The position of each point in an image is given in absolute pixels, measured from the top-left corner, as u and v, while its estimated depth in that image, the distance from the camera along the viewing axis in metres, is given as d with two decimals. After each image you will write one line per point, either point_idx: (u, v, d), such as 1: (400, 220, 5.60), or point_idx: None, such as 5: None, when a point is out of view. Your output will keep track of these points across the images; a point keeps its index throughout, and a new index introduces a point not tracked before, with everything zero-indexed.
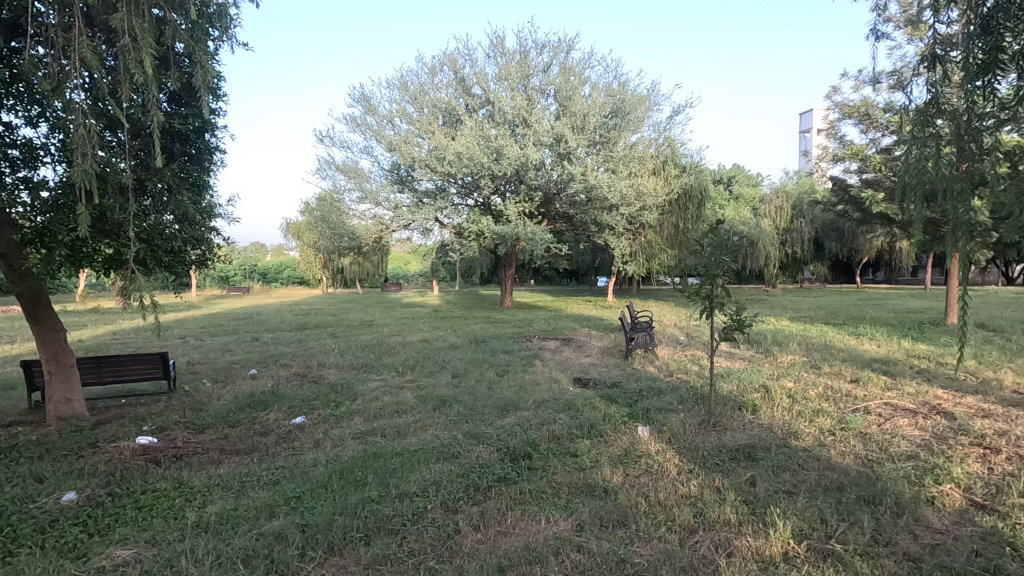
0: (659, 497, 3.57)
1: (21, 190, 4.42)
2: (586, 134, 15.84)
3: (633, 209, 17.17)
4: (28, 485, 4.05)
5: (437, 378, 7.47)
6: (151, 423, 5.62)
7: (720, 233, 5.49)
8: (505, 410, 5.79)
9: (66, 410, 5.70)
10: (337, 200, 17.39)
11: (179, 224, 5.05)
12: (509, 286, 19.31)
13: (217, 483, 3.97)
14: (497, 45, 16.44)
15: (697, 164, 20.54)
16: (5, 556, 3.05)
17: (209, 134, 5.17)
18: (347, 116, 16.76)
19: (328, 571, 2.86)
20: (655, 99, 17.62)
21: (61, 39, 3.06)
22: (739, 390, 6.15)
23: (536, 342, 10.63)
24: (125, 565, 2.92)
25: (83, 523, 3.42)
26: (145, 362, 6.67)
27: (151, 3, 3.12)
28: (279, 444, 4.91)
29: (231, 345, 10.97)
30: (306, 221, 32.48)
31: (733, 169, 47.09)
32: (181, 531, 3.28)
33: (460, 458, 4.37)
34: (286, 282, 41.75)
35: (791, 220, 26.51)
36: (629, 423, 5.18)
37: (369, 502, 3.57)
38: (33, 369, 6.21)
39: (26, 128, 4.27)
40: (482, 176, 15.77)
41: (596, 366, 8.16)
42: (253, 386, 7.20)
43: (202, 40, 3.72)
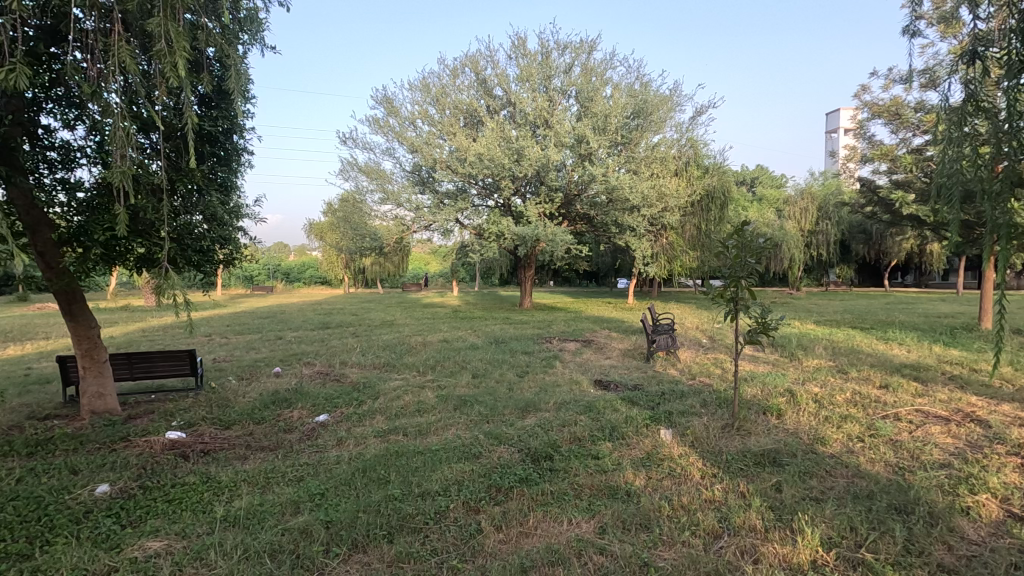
0: (682, 500, 3.54)
1: (59, 190, 4.57)
2: (607, 135, 15.77)
3: (655, 210, 17.02)
4: (64, 477, 4.17)
5: (457, 378, 7.49)
6: (180, 418, 5.74)
7: (745, 234, 5.40)
8: (526, 410, 5.79)
9: (99, 405, 5.87)
10: (360, 201, 17.59)
11: (207, 224, 5.18)
12: (528, 287, 19.30)
13: (244, 479, 4.04)
14: (519, 46, 16.44)
15: (720, 165, 20.30)
16: (43, 545, 3.14)
17: (238, 136, 5.27)
18: (369, 118, 16.93)
19: (352, 567, 2.88)
20: (679, 99, 17.45)
21: (100, 43, 3.15)
22: (763, 394, 6.05)
23: (556, 343, 10.60)
24: (156, 557, 3.00)
25: (116, 515, 3.51)
26: (174, 359, 6.82)
27: (186, 8, 3.19)
28: (303, 442, 4.98)
29: (256, 343, 11.17)
30: (328, 222, 32.90)
31: (757, 171, 46.44)
32: (209, 524, 3.35)
33: (482, 458, 4.39)
34: (308, 281, 42.39)
35: (816, 221, 26.06)
36: (651, 425, 5.14)
37: (391, 500, 3.59)
38: (67, 364, 6.40)
39: (64, 130, 4.40)
40: (503, 176, 15.78)
41: (616, 368, 8.11)
42: (277, 384, 7.32)
43: (233, 44, 3.79)
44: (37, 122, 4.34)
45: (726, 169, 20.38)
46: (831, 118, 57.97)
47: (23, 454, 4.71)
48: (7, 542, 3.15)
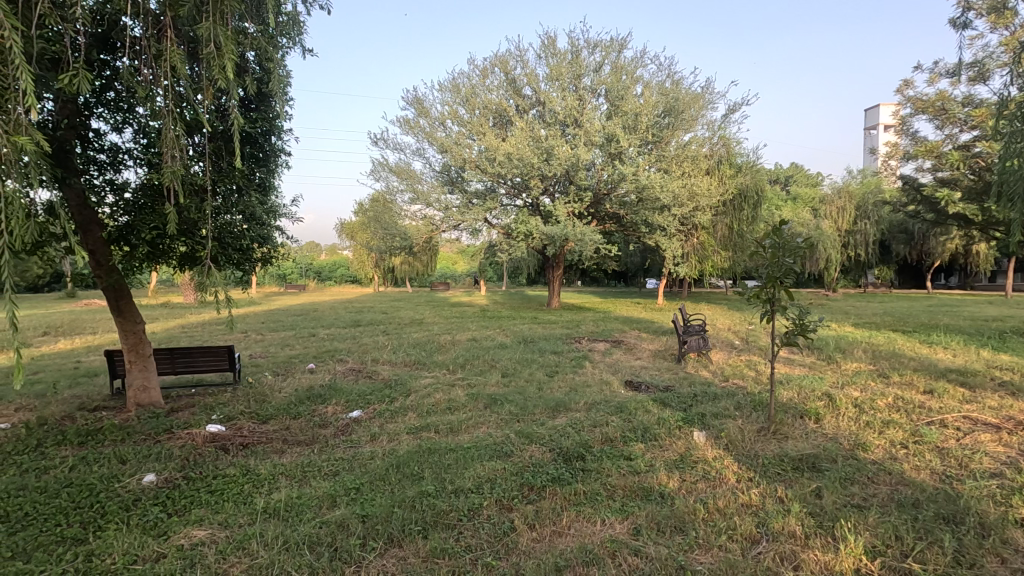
0: (718, 504, 3.49)
1: (107, 191, 4.76)
2: (638, 134, 15.63)
3: (686, 209, 16.72)
4: (113, 466, 4.35)
5: (487, 377, 7.52)
6: (219, 412, 5.92)
7: (782, 233, 5.24)
8: (557, 410, 5.78)
9: (144, 398, 6.09)
10: (390, 201, 17.84)
11: (246, 223, 5.32)
12: (557, 287, 19.24)
13: (282, 472, 4.15)
14: (548, 45, 16.40)
15: (753, 163, 19.93)
16: (96, 530, 3.28)
17: (275, 138, 5.37)
18: (400, 119, 17.15)
19: (389, 562, 2.93)
20: (711, 97, 17.16)
21: (151, 48, 3.25)
22: (800, 398, 5.91)
23: (585, 343, 10.55)
24: (201, 545, 3.10)
25: (162, 503, 3.65)
26: (214, 355, 7.02)
27: (234, 14, 3.28)
28: (337, 437, 5.07)
29: (290, 340, 11.43)
30: (359, 222, 33.42)
31: (791, 170, 45.41)
32: (250, 515, 3.44)
33: (513, 456, 4.39)
34: (339, 280, 43.19)
35: (853, 221, 25.33)
36: (683, 427, 5.07)
37: (425, 496, 3.64)
38: (115, 358, 6.66)
39: (114, 134, 4.57)
40: (533, 176, 15.79)
41: (647, 369, 8.03)
42: (312, 380, 7.47)
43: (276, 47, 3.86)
44: (88, 126, 4.52)
45: (759, 167, 19.98)
46: (871, 113, 56.02)
47: (74, 443, 4.92)
48: (63, 527, 3.32)
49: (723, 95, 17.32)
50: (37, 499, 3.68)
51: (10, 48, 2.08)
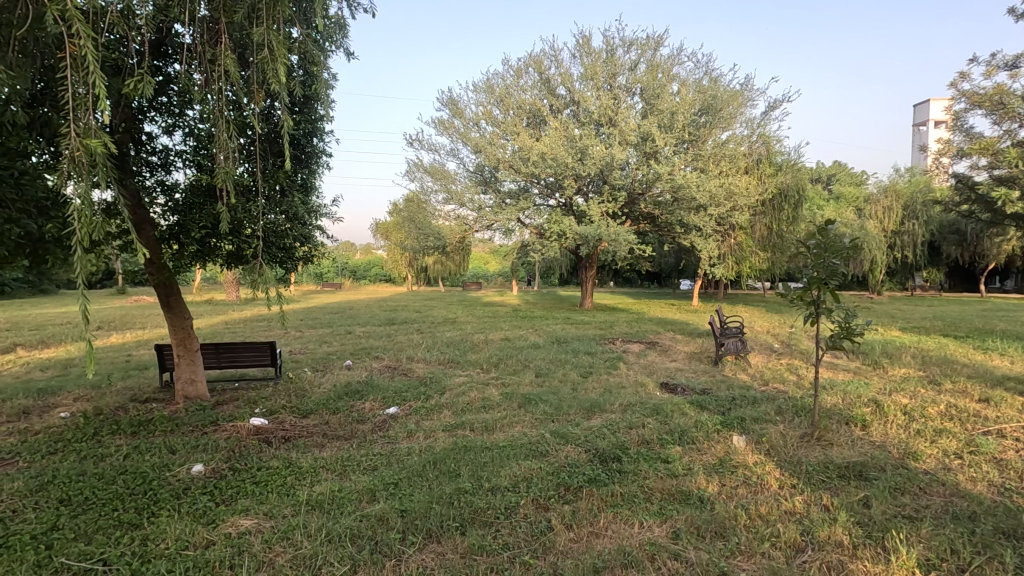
0: (760, 510, 3.41)
1: (159, 192, 4.97)
2: (674, 133, 15.38)
3: (723, 209, 16.36)
4: (164, 455, 4.54)
5: (521, 376, 7.53)
6: (262, 406, 6.09)
7: (829, 233, 5.05)
8: (591, 411, 5.75)
9: (191, 391, 6.32)
10: (424, 201, 18.05)
11: (289, 223, 5.46)
12: (590, 287, 19.11)
13: (323, 465, 4.25)
14: (583, 44, 16.32)
15: (794, 162, 19.39)
16: (150, 516, 3.42)
17: (317, 139, 5.48)
18: (435, 120, 17.36)
19: (428, 556, 2.97)
20: (750, 94, 16.76)
21: (201, 51, 3.30)
22: (846, 404, 5.71)
23: (619, 344, 10.45)
24: (248, 533, 3.20)
25: (210, 492, 3.78)
26: (257, 350, 7.23)
27: (285, 19, 3.32)
28: (375, 432, 5.17)
29: (328, 337, 11.68)
30: (394, 223, 33.95)
31: (833, 169, 44.05)
32: (293, 507, 3.54)
33: (549, 456, 4.39)
34: (374, 279, 43.92)
35: (900, 221, 24.38)
36: (722, 431, 4.97)
37: (462, 493, 3.67)
38: (164, 352, 6.94)
39: (165, 137, 4.77)
40: (567, 176, 15.74)
41: (683, 371, 7.89)
42: (350, 376, 7.62)
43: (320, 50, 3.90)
44: (141, 129, 4.72)
45: (800, 166, 19.41)
46: (919, 109, 53.86)
47: (128, 433, 5.15)
48: (120, 512, 3.48)
49: (763, 92, 16.89)
50: (96, 484, 3.87)
51: (84, 52, 2.17)
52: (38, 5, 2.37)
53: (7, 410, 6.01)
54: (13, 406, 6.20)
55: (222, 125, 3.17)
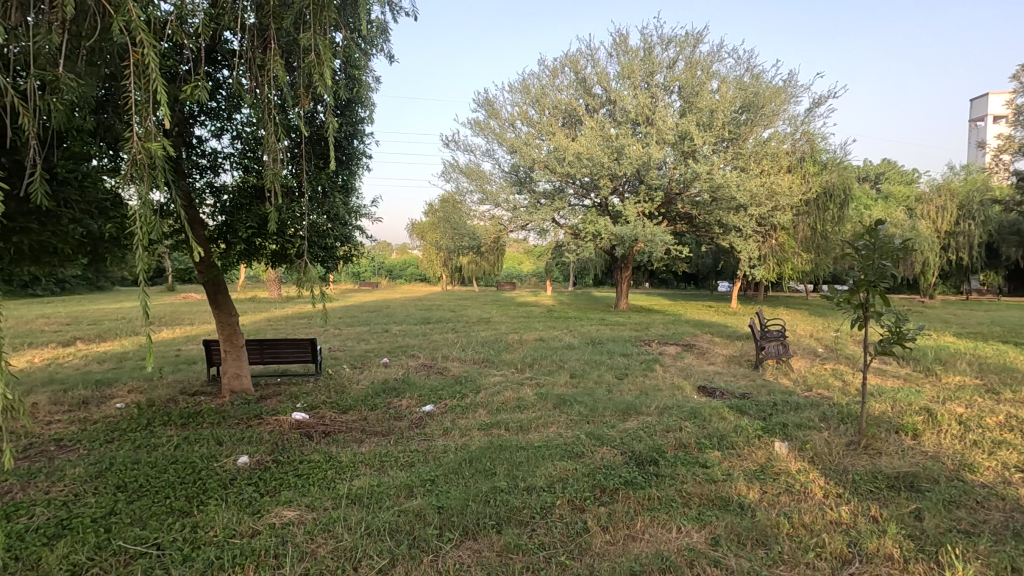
0: (803, 519, 3.31)
1: (208, 194, 5.18)
2: (713, 131, 15.07)
3: (764, 209, 15.93)
4: (212, 446, 4.72)
5: (556, 376, 7.52)
6: (303, 401, 6.27)
7: (879, 234, 4.85)
8: (627, 413, 5.69)
9: (237, 384, 6.56)
10: (460, 201, 18.22)
11: (330, 223, 5.61)
12: (625, 288, 18.90)
13: (362, 460, 4.34)
14: (620, 43, 16.16)
15: (840, 160, 18.71)
16: (199, 505, 3.56)
17: (357, 141, 5.60)
18: (471, 121, 17.51)
19: (465, 553, 3.00)
20: (794, 90, 16.26)
21: (249, 56, 3.39)
22: (895, 412, 5.47)
23: (656, 346, 10.31)
24: (292, 524, 3.31)
25: (255, 483, 3.92)
26: (298, 346, 7.43)
27: (331, 24, 3.39)
28: (411, 429, 5.25)
29: (365, 335, 11.92)
30: (429, 223, 34.37)
31: (881, 168, 42.38)
32: (334, 500, 3.63)
33: (584, 458, 4.37)
34: (409, 278, 44.61)
35: (955, 221, 23.22)
36: (763, 436, 4.84)
37: (498, 492, 3.69)
38: (212, 347, 7.22)
39: (214, 140, 4.96)
40: (603, 176, 15.62)
41: (722, 374, 7.72)
42: (387, 374, 7.76)
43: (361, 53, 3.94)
44: (192, 134, 4.92)
45: (847, 164, 18.73)
46: (978, 104, 51.17)
47: (178, 424, 5.38)
48: (172, 499, 3.64)
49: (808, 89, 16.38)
50: (149, 472, 4.06)
51: (147, 60, 2.27)
52: (105, 16, 2.51)
53: (69, 400, 6.37)
54: (74, 396, 6.56)
55: (271, 128, 3.25)
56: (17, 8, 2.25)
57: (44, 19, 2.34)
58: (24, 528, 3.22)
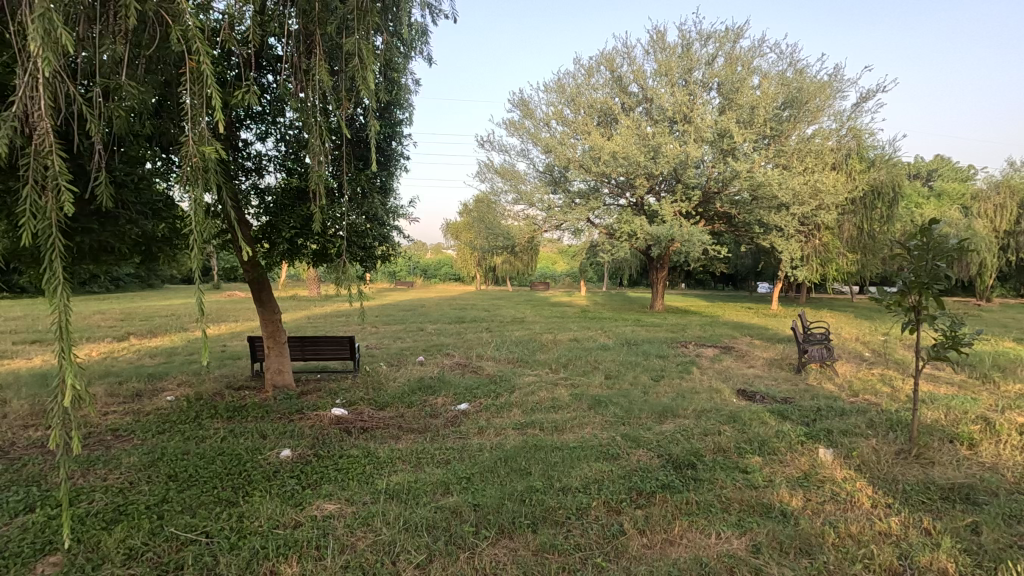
0: (850, 529, 3.19)
1: (252, 195, 5.35)
2: (754, 128, 14.71)
3: (808, 209, 15.43)
4: (256, 439, 4.89)
5: (591, 377, 7.48)
6: (343, 397, 6.42)
7: (932, 234, 4.61)
8: (663, 415, 5.61)
9: (279, 380, 6.76)
10: (495, 201, 18.31)
11: (369, 223, 5.70)
12: (661, 288, 18.63)
13: (399, 456, 4.42)
14: (658, 40, 15.93)
15: (888, 157, 17.97)
16: (244, 496, 3.68)
17: (395, 142, 5.69)
18: (506, 121, 17.57)
19: (500, 551, 3.01)
20: (839, 85, 15.71)
21: (295, 59, 3.47)
22: (949, 420, 5.22)
23: (693, 348, 10.14)
24: (332, 517, 3.39)
25: (298, 476, 4.03)
26: (337, 344, 7.60)
27: (373, 28, 3.45)
28: (447, 427, 5.31)
29: (401, 333, 12.12)
30: (464, 223, 34.68)
31: (933, 165, 40.51)
32: (373, 494, 3.71)
33: (620, 459, 4.33)
34: (444, 278, 45.16)
35: (1015, 220, 21.97)
36: (806, 442, 4.69)
37: (533, 491, 3.69)
38: (256, 342, 7.47)
39: (259, 143, 5.13)
40: (638, 176, 15.44)
41: (762, 378, 7.51)
42: (422, 372, 7.87)
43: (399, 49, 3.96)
44: (238, 137, 5.11)
45: (896, 161, 17.97)
46: None
47: (224, 417, 5.58)
48: (219, 489, 3.79)
49: (854, 83, 15.80)
50: (198, 463, 4.24)
51: (202, 67, 2.35)
52: (164, 26, 2.62)
53: (124, 391, 6.69)
54: (129, 388, 6.90)
55: (315, 132, 3.31)
56: (84, 20, 2.38)
57: (108, 31, 2.45)
58: (85, 512, 3.40)
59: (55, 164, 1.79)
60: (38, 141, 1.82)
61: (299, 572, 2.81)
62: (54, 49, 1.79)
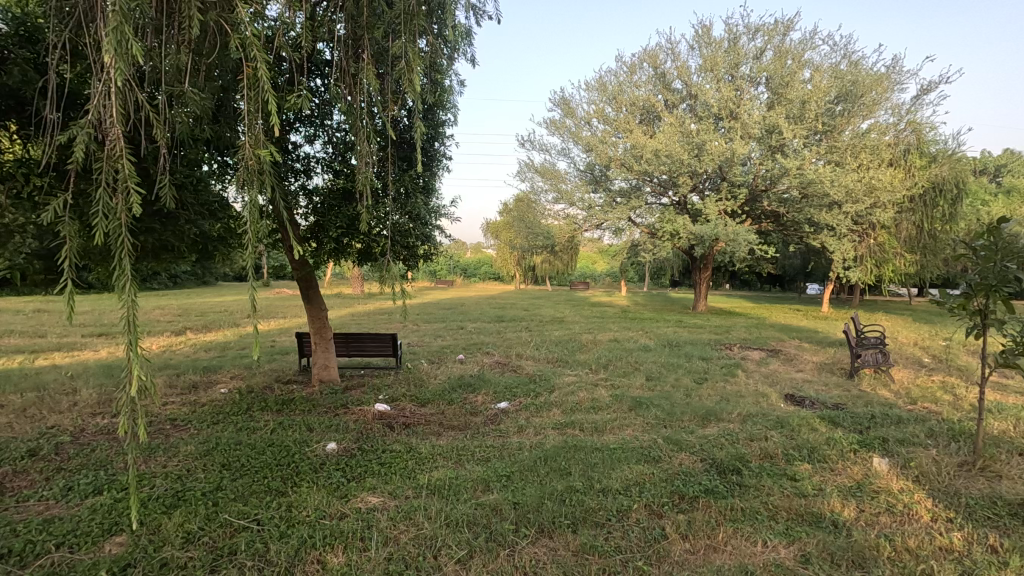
0: (908, 543, 3.04)
1: (301, 196, 5.54)
2: (804, 124, 14.18)
3: (863, 207, 14.76)
4: (304, 432, 5.06)
5: (631, 378, 7.39)
6: (385, 393, 6.56)
7: (1002, 233, 4.32)
8: (707, 419, 5.49)
9: (325, 375, 6.97)
10: (535, 201, 18.32)
11: (412, 223, 5.81)
12: (704, 289, 18.21)
13: (439, 453, 4.47)
14: (703, 34, 15.57)
15: (951, 152, 16.99)
16: (293, 487, 3.82)
17: (438, 142, 5.77)
18: (547, 120, 17.55)
19: (540, 550, 3.02)
20: (898, 77, 14.96)
21: (342, 64, 3.54)
22: (1018, 432, 4.90)
23: (738, 351, 9.87)
24: (375, 509, 3.48)
25: (343, 469, 4.15)
26: (380, 341, 7.76)
27: (419, 31, 3.49)
28: (487, 425, 5.35)
29: (442, 331, 12.28)
30: (504, 223, 34.83)
31: (1003, 160, 38.03)
32: (414, 489, 3.77)
33: (662, 462, 4.27)
34: (483, 277, 45.53)
35: None
36: (860, 451, 4.50)
37: (573, 491, 3.69)
38: (304, 338, 7.72)
39: (307, 145, 5.32)
40: (682, 174, 15.13)
41: (811, 383, 7.23)
42: (463, 370, 7.95)
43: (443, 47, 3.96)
44: (288, 140, 5.30)
45: (960, 156, 16.97)
46: None
47: (274, 409, 5.80)
48: (269, 479, 3.94)
49: (915, 74, 15.01)
50: (250, 453, 4.42)
51: (259, 74, 2.43)
52: (223, 35, 2.74)
53: (182, 383, 7.05)
54: (186, 380, 7.26)
55: (362, 134, 3.39)
56: (152, 33, 2.51)
57: (172, 42, 2.58)
58: (148, 497, 3.60)
59: (125, 168, 1.89)
60: (110, 147, 1.93)
61: (345, 563, 2.89)
62: (126, 59, 1.89)
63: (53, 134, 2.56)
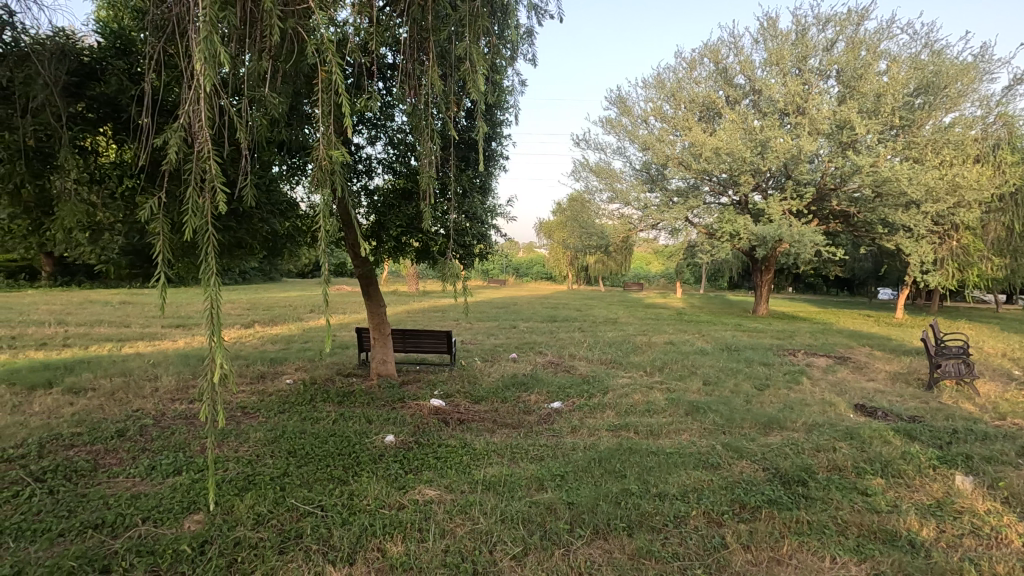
0: (996, 568, 2.82)
1: (363, 196, 5.71)
2: (879, 118, 13.38)
3: (944, 206, 13.76)
4: (363, 423, 5.24)
5: (688, 382, 7.20)
6: (441, 388, 6.68)
7: None
8: (769, 427, 5.28)
9: (383, 369, 7.17)
10: (589, 200, 18.18)
11: (468, 221, 5.90)
12: (765, 292, 17.51)
13: (493, 450, 4.52)
14: (768, 27, 14.96)
15: None
16: (355, 476, 3.96)
17: (495, 142, 5.82)
18: (603, 119, 17.36)
19: (595, 551, 3.00)
20: (986, 66, 13.85)
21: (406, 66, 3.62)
22: None
23: (803, 357, 9.43)
24: (432, 502, 3.56)
25: (401, 461, 4.27)
26: (436, 338, 7.90)
27: (482, 32, 3.51)
28: (540, 424, 5.36)
29: (495, 330, 12.39)
30: (557, 223, 34.72)
31: None
32: (469, 484, 3.83)
33: (721, 469, 4.14)
34: (535, 276, 45.70)
35: None
36: (940, 467, 4.20)
37: (628, 495, 3.64)
38: (363, 334, 7.98)
39: (369, 147, 5.49)
40: (743, 172, 14.61)
41: (884, 393, 6.81)
42: (516, 368, 7.98)
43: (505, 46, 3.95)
44: (351, 141, 5.48)
45: None
46: None
47: (335, 401, 6.03)
48: (332, 467, 4.11)
49: (1006, 63, 13.87)
50: (314, 442, 4.62)
51: (332, 76, 2.51)
52: (300, 41, 2.86)
53: (251, 373, 7.45)
54: (254, 370, 7.67)
55: (426, 135, 3.45)
56: (236, 41, 2.64)
57: (252, 50, 2.71)
58: (222, 479, 3.83)
59: (212, 169, 2.00)
60: (200, 149, 2.04)
61: (404, 552, 2.97)
62: (216, 67, 2.00)
63: (146, 138, 2.74)
